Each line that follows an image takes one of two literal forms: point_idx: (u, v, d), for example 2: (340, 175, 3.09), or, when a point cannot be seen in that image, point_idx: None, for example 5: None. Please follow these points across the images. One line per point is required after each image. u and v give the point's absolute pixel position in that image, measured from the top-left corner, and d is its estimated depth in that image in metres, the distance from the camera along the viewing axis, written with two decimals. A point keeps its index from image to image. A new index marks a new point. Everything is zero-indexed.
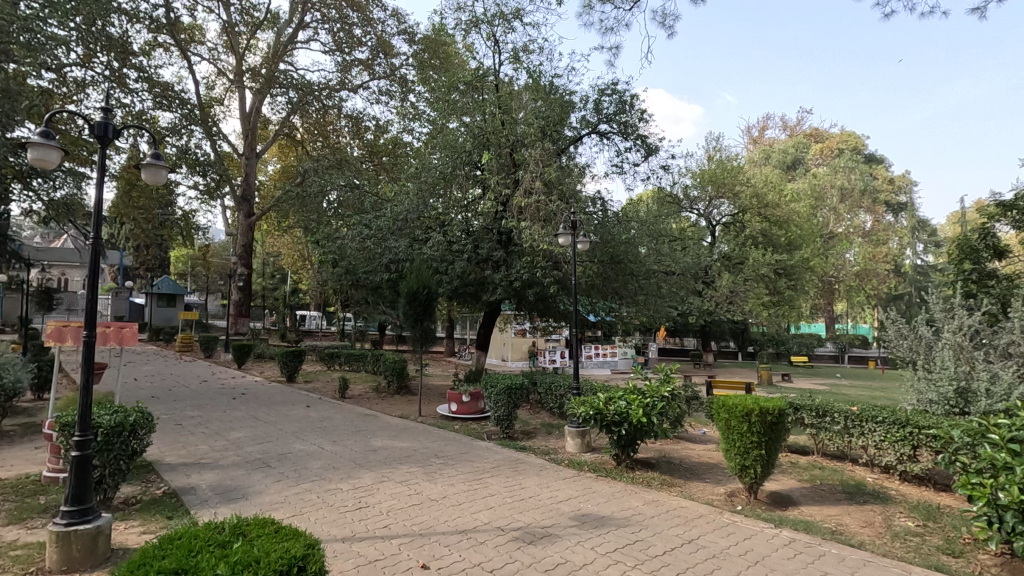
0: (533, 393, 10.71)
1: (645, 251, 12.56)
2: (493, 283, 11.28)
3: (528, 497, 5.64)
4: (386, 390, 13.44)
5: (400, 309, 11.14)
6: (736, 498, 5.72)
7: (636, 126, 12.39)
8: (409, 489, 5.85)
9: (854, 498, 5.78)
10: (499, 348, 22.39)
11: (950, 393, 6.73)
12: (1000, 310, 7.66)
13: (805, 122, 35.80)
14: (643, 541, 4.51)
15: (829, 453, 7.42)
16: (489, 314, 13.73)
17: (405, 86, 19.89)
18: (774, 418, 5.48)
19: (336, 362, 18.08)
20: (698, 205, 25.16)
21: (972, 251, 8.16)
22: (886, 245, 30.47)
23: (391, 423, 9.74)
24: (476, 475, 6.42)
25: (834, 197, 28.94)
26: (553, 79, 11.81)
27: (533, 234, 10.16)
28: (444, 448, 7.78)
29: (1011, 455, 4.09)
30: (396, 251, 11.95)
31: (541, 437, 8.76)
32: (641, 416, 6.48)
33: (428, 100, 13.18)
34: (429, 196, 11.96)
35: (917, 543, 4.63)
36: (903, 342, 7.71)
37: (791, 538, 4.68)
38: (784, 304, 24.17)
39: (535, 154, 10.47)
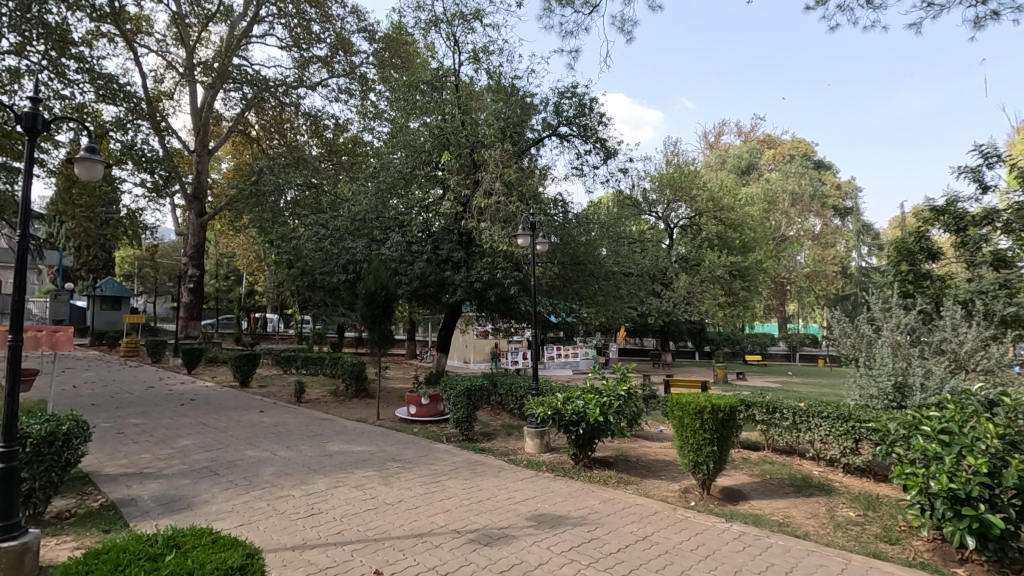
0: (494, 394, 10.70)
1: (605, 252, 12.73)
2: (454, 283, 11.21)
3: (486, 499, 5.61)
4: (344, 395, 13.17)
5: (358, 312, 10.98)
6: (690, 494, 5.84)
7: (595, 129, 12.55)
8: (363, 493, 5.74)
9: (801, 491, 5.99)
10: (461, 350, 22.30)
11: (889, 387, 7.09)
12: (933, 309, 8.10)
13: (758, 129, 37.05)
14: (598, 540, 4.54)
15: (778, 448, 7.65)
16: (449, 315, 13.63)
17: (366, 85, 19.55)
18: (726, 415, 5.63)
19: (293, 366, 17.62)
20: (656, 208, 25.64)
21: (908, 253, 8.63)
22: (834, 248, 31.82)
23: (348, 427, 9.54)
24: (434, 478, 6.36)
25: (786, 201, 30.07)
26: (513, 80, 11.83)
27: (493, 235, 10.16)
28: (403, 452, 7.67)
29: (942, 445, 4.31)
30: (353, 251, 11.72)
31: (502, 439, 8.74)
32: (597, 416, 6.55)
33: (388, 99, 12.99)
34: (388, 196, 11.80)
35: (857, 532, 4.84)
36: (848, 339, 8.07)
37: (740, 531, 4.80)
38: (739, 304, 24.96)
39: (495, 155, 10.46)
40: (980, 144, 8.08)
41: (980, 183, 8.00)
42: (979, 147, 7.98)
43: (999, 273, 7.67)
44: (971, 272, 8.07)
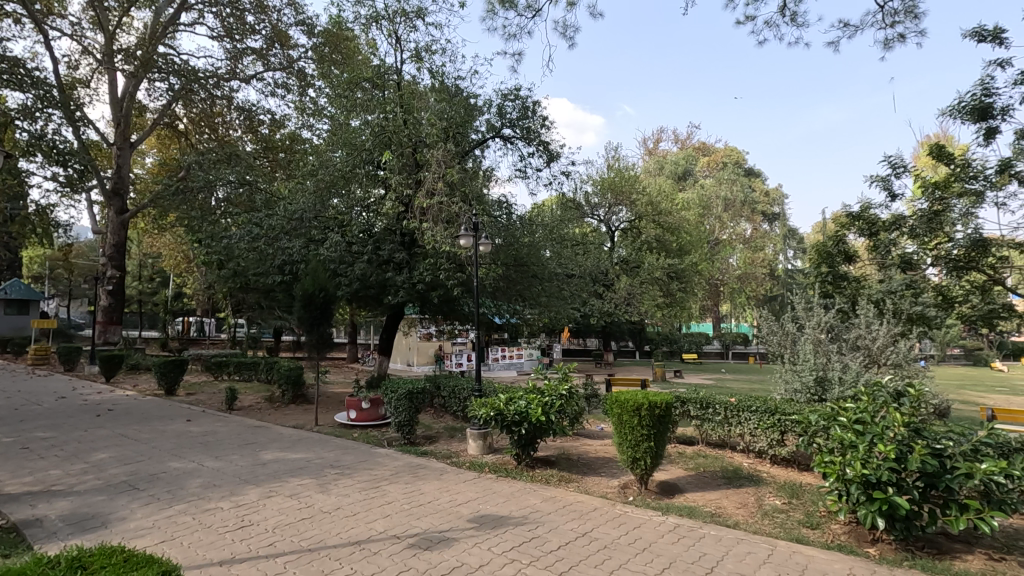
0: (436, 397, 10.59)
1: (549, 254, 12.82)
2: (396, 285, 11.01)
3: (427, 503, 5.53)
4: (280, 401, 12.65)
5: (295, 314, 10.59)
6: (628, 490, 5.98)
7: (538, 132, 12.67)
8: (298, 502, 5.52)
9: (732, 482, 6.27)
10: (404, 352, 21.97)
11: (811, 381, 7.57)
12: (850, 308, 8.70)
13: (694, 137, 38.67)
14: (539, 538, 4.57)
15: (711, 442, 7.95)
16: (391, 317, 13.38)
17: (304, 81, 18.90)
18: (662, 411, 5.81)
19: (224, 372, 16.76)
20: (599, 211, 26.16)
21: (828, 255, 8.90)
22: (763, 251, 33.59)
23: (284, 434, 9.17)
24: (374, 483, 6.21)
25: (719, 206, 31.49)
26: (456, 80, 11.76)
27: (435, 236, 10.06)
28: (341, 458, 7.45)
29: (856, 434, 4.62)
30: (290, 251, 11.30)
31: (444, 441, 8.66)
32: (539, 415, 6.61)
33: (328, 95, 12.61)
34: (328, 195, 11.53)
35: (783, 519, 5.11)
36: (774, 337, 8.54)
37: (676, 524, 4.97)
38: (677, 305, 25.89)
39: (437, 155, 10.33)
40: (889, 155, 8.71)
41: (889, 192, 8.65)
42: (888, 159, 8.62)
43: (906, 274, 8.15)
44: (883, 273, 8.58)
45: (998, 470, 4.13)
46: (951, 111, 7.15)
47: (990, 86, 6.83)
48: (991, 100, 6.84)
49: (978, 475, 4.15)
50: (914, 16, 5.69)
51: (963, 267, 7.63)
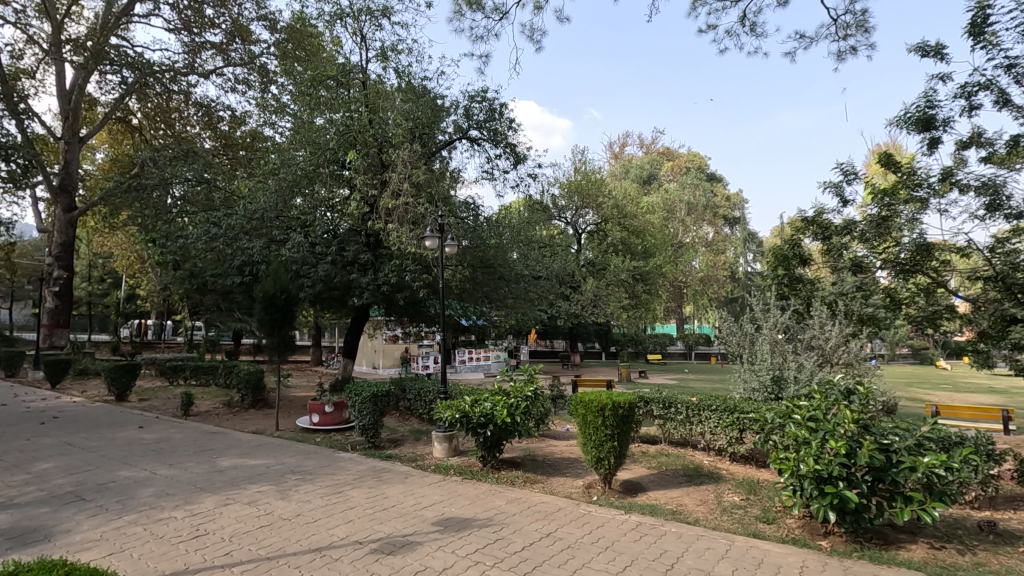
0: (402, 400, 10.49)
1: (516, 256, 12.85)
2: (360, 286, 10.85)
3: (390, 507, 5.46)
4: (239, 406, 12.30)
5: (255, 316, 10.29)
6: (592, 489, 6.05)
7: (505, 134, 12.71)
8: (257, 510, 5.37)
9: (693, 480, 6.41)
10: (370, 355, 21.67)
11: (768, 380, 7.81)
12: (805, 309, 9.02)
13: (658, 141, 39.43)
14: (503, 540, 4.57)
15: (673, 440, 8.10)
16: (356, 319, 13.18)
17: (267, 77, 18.44)
18: (625, 411, 5.90)
19: (180, 377, 16.18)
20: (566, 213, 26.34)
21: (784, 258, 9.19)
22: (724, 254, 34.53)
23: (242, 440, 8.91)
24: (336, 489, 6.09)
25: (683, 210, 32.19)
26: (422, 81, 11.66)
27: (400, 237, 9.97)
28: (303, 463, 7.29)
29: (809, 431, 4.79)
30: (250, 252, 11.01)
31: (409, 445, 8.56)
32: (505, 417, 6.61)
33: (291, 92, 12.33)
34: (290, 194, 11.31)
35: (741, 515, 5.25)
36: (733, 338, 8.77)
37: (638, 522, 5.05)
38: (642, 306, 26.34)
39: (403, 155, 10.23)
40: (842, 162, 9.09)
41: (841, 197, 9.00)
42: (840, 166, 8.98)
43: (858, 276, 8.48)
44: (835, 276, 8.92)
45: (940, 463, 4.34)
46: (898, 121, 7.49)
47: (933, 99, 7.18)
48: (934, 112, 7.20)
49: (921, 468, 4.35)
50: (865, 30, 5.93)
51: (909, 270, 8.03)
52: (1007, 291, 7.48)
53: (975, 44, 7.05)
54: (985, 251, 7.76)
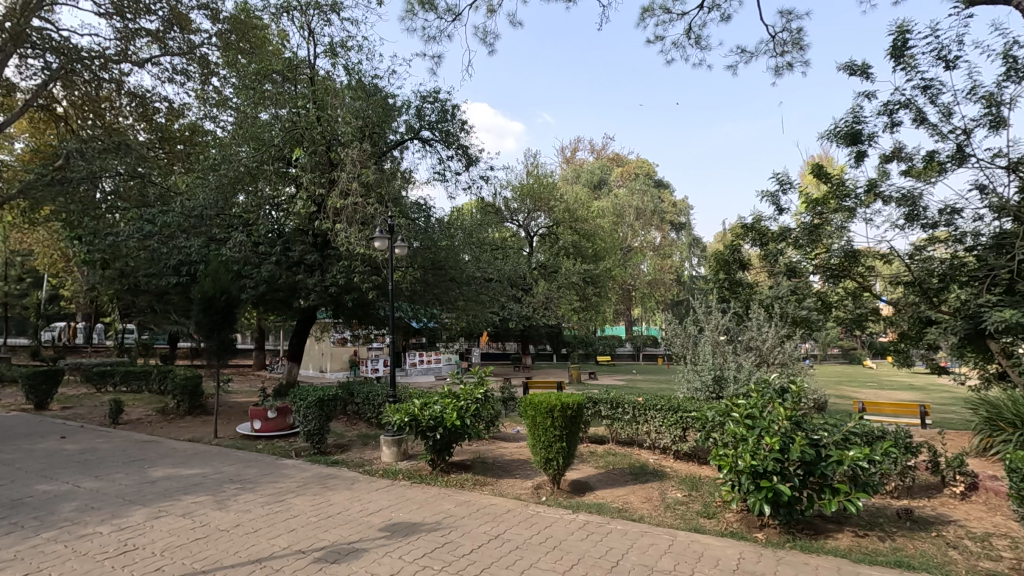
0: (350, 404, 10.27)
1: (467, 259, 12.82)
2: (306, 288, 10.55)
3: (336, 514, 5.32)
4: (175, 413, 11.69)
5: (192, 318, 9.83)
6: (541, 490, 6.10)
7: (457, 135, 12.67)
8: (192, 522, 5.11)
9: (638, 478, 6.58)
10: (317, 358, 21.09)
11: (709, 379, 8.10)
12: (744, 311, 9.43)
13: (609, 147, 40.29)
14: (452, 543, 4.55)
15: (621, 440, 8.28)
16: (302, 322, 12.80)
17: (208, 68, 17.61)
18: (573, 411, 5.98)
19: (109, 383, 15.21)
20: (518, 216, 26.55)
21: (725, 263, 9.67)
22: (670, 258, 35.56)
23: (177, 449, 8.47)
24: (279, 497, 5.89)
25: (632, 215, 33.01)
26: (373, 79, 11.45)
27: (349, 238, 9.75)
28: (244, 471, 7.01)
29: (746, 428, 4.98)
30: (188, 251, 10.51)
31: (357, 450, 8.37)
32: (454, 419, 6.58)
33: (234, 85, 11.84)
34: (232, 191, 10.84)
35: (683, 511, 5.44)
36: (678, 339, 9.04)
37: (585, 521, 5.13)
38: (592, 309, 26.69)
39: (352, 155, 9.98)
40: (778, 173, 9.58)
41: (777, 206, 9.48)
42: (776, 176, 9.46)
43: (792, 280, 8.98)
44: (772, 280, 9.39)
45: (863, 456, 4.63)
46: (829, 135, 7.99)
47: (860, 115, 7.73)
48: (860, 127, 7.72)
49: (847, 462, 4.64)
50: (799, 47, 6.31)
51: (838, 275, 8.72)
52: (923, 295, 8.29)
53: (896, 65, 7.64)
54: (904, 258, 8.46)
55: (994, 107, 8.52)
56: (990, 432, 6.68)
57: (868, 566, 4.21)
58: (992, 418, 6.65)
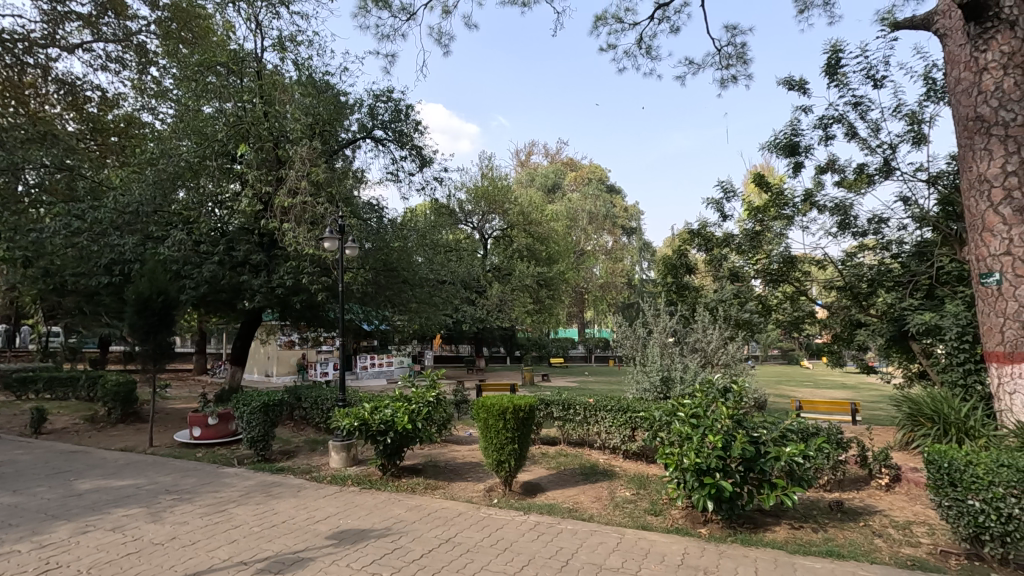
0: (297, 409, 9.97)
1: (421, 260, 12.69)
2: (251, 289, 10.18)
3: (280, 523, 5.15)
4: (105, 421, 11.01)
5: (126, 320, 9.31)
6: (493, 492, 6.11)
7: (410, 136, 12.52)
8: (122, 536, 4.83)
9: (589, 478, 6.68)
10: (262, 362, 20.36)
11: (658, 380, 8.32)
12: (691, 314, 9.75)
13: (562, 152, 40.80)
14: (402, 548, 4.49)
15: (572, 441, 8.39)
16: (246, 324, 12.33)
17: (145, 57, 16.70)
18: (525, 413, 6.01)
19: (30, 390, 14.15)
20: (472, 218, 26.55)
21: (673, 267, 9.99)
22: (622, 262, 36.31)
23: (108, 459, 7.98)
24: (219, 507, 5.64)
25: (584, 219, 33.56)
26: (324, 75, 11.17)
27: (297, 238, 9.46)
28: (181, 481, 6.68)
29: (691, 427, 5.14)
30: (121, 249, 9.94)
31: (304, 456, 8.12)
32: (405, 423, 6.48)
33: (174, 76, 11.31)
34: (171, 187, 10.35)
35: (631, 509, 5.57)
36: (627, 341, 9.23)
37: (536, 521, 5.17)
38: (546, 311, 26.79)
39: (301, 152, 9.69)
40: (723, 181, 9.97)
41: (721, 213, 9.86)
42: (721, 184, 9.85)
43: (735, 285, 9.36)
44: (716, 284, 9.75)
45: (798, 452, 4.88)
46: (769, 146, 8.39)
47: (797, 128, 8.14)
48: (798, 139, 8.14)
49: (784, 457, 4.87)
50: None
51: (777, 279, 9.18)
52: (854, 299, 8.83)
53: (830, 82, 8.11)
54: (838, 264, 8.98)
55: (916, 125, 9.17)
56: (912, 427, 7.14)
57: (802, 556, 4.43)
58: (914, 414, 7.10)
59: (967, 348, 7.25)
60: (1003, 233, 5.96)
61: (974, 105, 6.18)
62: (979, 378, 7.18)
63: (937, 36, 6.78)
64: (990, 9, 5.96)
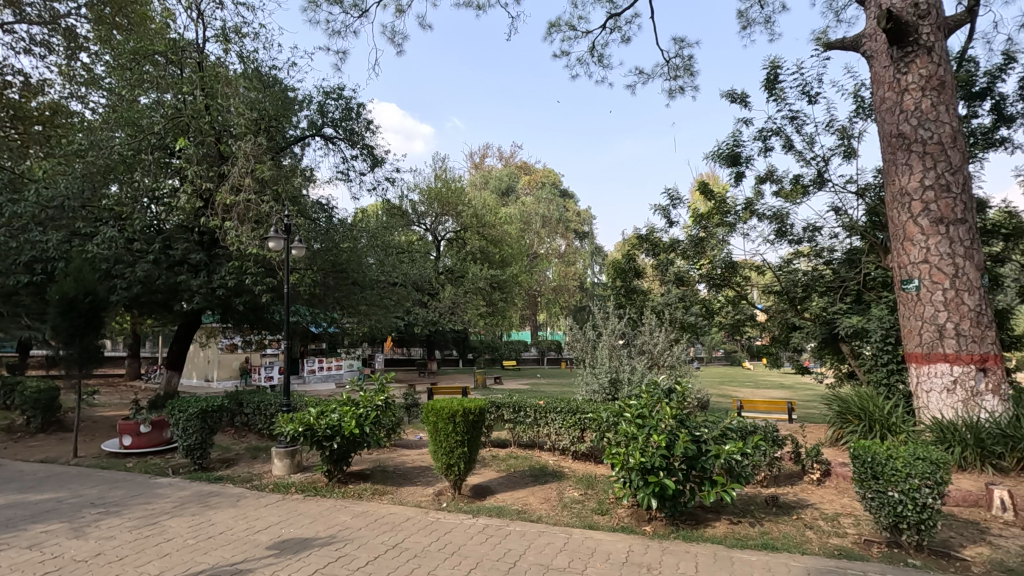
0: (238, 415, 9.58)
1: (371, 262, 12.46)
2: (189, 289, 9.71)
3: (218, 534, 4.93)
4: (23, 431, 10.24)
5: (48, 322, 8.71)
6: (442, 496, 6.07)
7: (362, 135, 12.29)
8: (40, 554, 4.50)
9: (538, 479, 6.74)
10: (202, 366, 19.46)
11: (606, 382, 8.46)
12: (638, 317, 10.00)
13: (517, 155, 41.02)
14: (347, 556, 4.39)
15: (522, 443, 8.44)
16: (184, 326, 11.74)
17: (75, 42, 15.65)
18: (475, 416, 6.00)
19: None
20: (425, 220, 26.30)
21: (622, 271, 10.23)
22: (574, 265, 36.78)
23: (26, 472, 7.42)
24: (151, 520, 5.35)
25: (538, 223, 33.86)
26: (270, 69, 10.82)
27: (239, 237, 9.10)
28: (109, 493, 6.29)
29: (637, 427, 5.27)
30: (44, 246, 9.27)
31: (244, 464, 7.81)
32: (353, 428, 6.34)
33: (107, 63, 10.68)
34: (102, 181, 9.72)
35: (579, 509, 5.65)
36: (578, 344, 9.37)
37: (484, 524, 5.17)
38: (498, 314, 26.74)
39: (245, 148, 9.34)
40: (670, 188, 10.28)
41: (668, 219, 10.18)
42: (668, 192, 10.16)
43: (680, 289, 9.68)
44: (663, 288, 10.05)
45: (737, 450, 5.09)
46: (713, 155, 8.73)
47: (739, 139, 8.51)
48: (739, 150, 8.51)
49: (724, 455, 5.08)
50: None
51: (720, 284, 9.55)
52: (790, 303, 9.29)
53: (769, 97, 8.52)
54: (775, 269, 9.44)
55: (847, 140, 9.76)
56: (841, 424, 7.52)
57: (739, 550, 4.62)
58: (842, 412, 7.47)
59: (890, 349, 7.74)
60: (921, 242, 6.44)
61: (897, 123, 6.65)
62: (900, 378, 7.70)
63: (864, 57, 7.23)
64: (911, 35, 6.44)
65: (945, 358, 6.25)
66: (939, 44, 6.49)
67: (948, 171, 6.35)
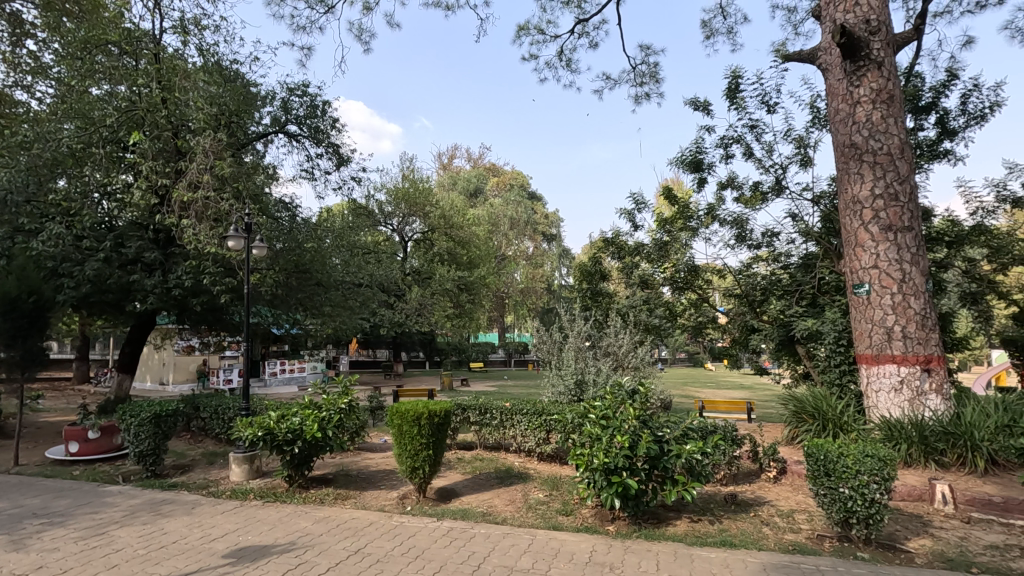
0: (195, 419, 9.27)
1: (336, 262, 12.24)
2: (143, 288, 9.34)
3: (171, 543, 4.75)
4: None
5: None
6: (407, 499, 6.00)
7: (327, 133, 12.07)
8: None
9: (503, 481, 6.75)
10: (157, 369, 18.74)
11: (572, 383, 8.52)
12: (604, 319, 10.13)
13: (485, 157, 40.98)
14: (307, 562, 4.30)
15: (488, 445, 8.42)
16: (137, 327, 11.28)
17: (21, 28, 14.87)
18: (440, 418, 5.96)
19: None
20: (392, 220, 25.99)
21: (588, 274, 10.34)
22: (542, 267, 36.94)
23: None
24: (99, 530, 5.11)
25: (505, 225, 33.86)
26: (231, 63, 10.52)
27: (197, 235, 8.81)
28: (54, 503, 5.99)
29: (601, 428, 5.33)
30: None
31: (200, 471, 7.55)
32: (315, 432, 6.21)
33: (56, 52, 10.19)
34: (49, 175, 9.25)
35: (544, 510, 5.68)
36: (544, 345, 9.42)
37: (449, 527, 5.14)
38: (466, 316, 26.65)
39: (204, 143, 9.05)
40: (635, 192, 10.45)
41: (633, 223, 10.35)
42: (633, 196, 10.33)
43: (645, 292, 9.85)
44: (628, 290, 10.21)
45: (697, 450, 5.21)
46: (677, 161, 8.92)
47: (701, 146, 8.72)
48: (701, 156, 8.72)
49: (685, 455, 5.18)
50: None
51: (683, 287, 9.76)
52: (750, 305, 9.57)
53: (730, 105, 8.76)
54: (736, 273, 9.71)
55: (803, 148, 10.12)
56: (796, 424, 7.77)
57: (699, 548, 4.72)
58: (798, 411, 7.73)
59: (843, 351, 8.06)
60: (872, 248, 6.73)
61: (850, 133, 6.93)
62: (851, 378, 8.02)
63: (820, 70, 7.51)
64: (863, 50, 6.73)
65: (893, 359, 6.55)
66: (889, 59, 6.80)
67: (896, 180, 6.66)
